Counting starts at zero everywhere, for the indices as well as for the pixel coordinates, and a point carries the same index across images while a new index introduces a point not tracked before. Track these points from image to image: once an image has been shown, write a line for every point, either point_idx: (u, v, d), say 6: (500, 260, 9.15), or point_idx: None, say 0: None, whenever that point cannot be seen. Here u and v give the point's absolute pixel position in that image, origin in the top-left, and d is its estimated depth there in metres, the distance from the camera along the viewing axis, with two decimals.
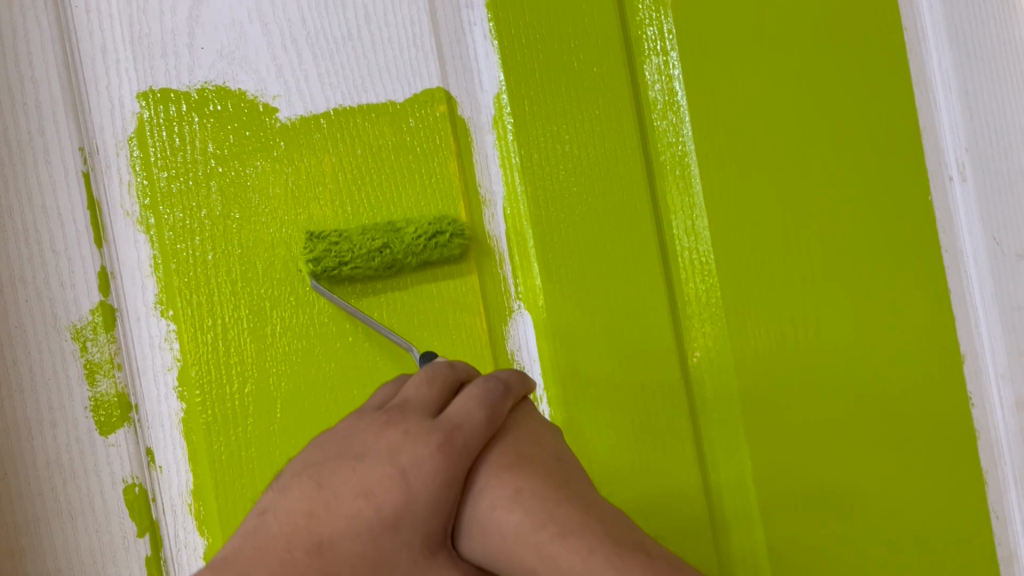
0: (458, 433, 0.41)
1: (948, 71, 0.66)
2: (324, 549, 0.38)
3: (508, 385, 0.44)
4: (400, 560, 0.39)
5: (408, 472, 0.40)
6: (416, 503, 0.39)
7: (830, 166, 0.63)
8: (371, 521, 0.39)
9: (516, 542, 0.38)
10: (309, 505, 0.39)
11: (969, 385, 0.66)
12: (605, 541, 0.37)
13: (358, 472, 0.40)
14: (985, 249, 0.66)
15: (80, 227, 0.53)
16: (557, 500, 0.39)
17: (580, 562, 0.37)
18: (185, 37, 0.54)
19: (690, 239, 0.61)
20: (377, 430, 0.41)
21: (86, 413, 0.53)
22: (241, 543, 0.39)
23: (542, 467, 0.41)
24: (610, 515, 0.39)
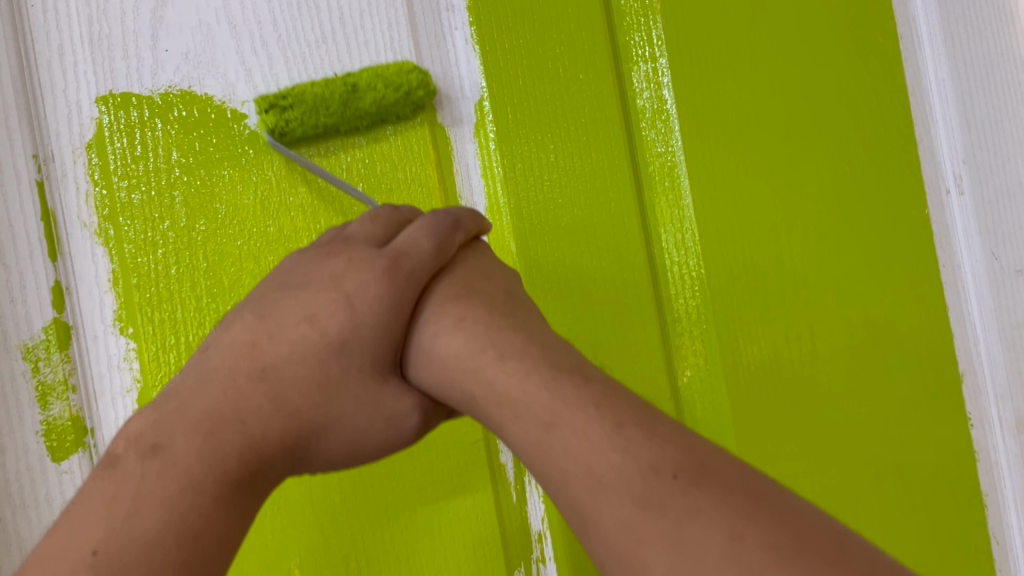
0: (403, 261, 0.45)
1: (945, 81, 0.63)
2: (268, 372, 0.42)
3: (458, 219, 0.47)
4: (351, 385, 0.43)
5: (353, 297, 0.44)
6: (361, 328, 0.43)
7: (824, 177, 0.60)
8: (315, 345, 0.43)
9: (458, 366, 0.42)
10: (252, 335, 0.43)
11: (967, 404, 0.63)
12: (540, 363, 0.40)
13: (301, 299, 0.44)
14: (983, 264, 0.64)
15: (34, 239, 0.50)
16: (498, 330, 0.42)
17: (516, 382, 0.40)
18: (148, 38, 0.51)
19: (680, 253, 0.58)
20: (323, 262, 0.45)
21: (37, 438, 0.50)
22: (188, 375, 0.43)
23: (485, 299, 0.45)
24: (553, 348, 0.42)
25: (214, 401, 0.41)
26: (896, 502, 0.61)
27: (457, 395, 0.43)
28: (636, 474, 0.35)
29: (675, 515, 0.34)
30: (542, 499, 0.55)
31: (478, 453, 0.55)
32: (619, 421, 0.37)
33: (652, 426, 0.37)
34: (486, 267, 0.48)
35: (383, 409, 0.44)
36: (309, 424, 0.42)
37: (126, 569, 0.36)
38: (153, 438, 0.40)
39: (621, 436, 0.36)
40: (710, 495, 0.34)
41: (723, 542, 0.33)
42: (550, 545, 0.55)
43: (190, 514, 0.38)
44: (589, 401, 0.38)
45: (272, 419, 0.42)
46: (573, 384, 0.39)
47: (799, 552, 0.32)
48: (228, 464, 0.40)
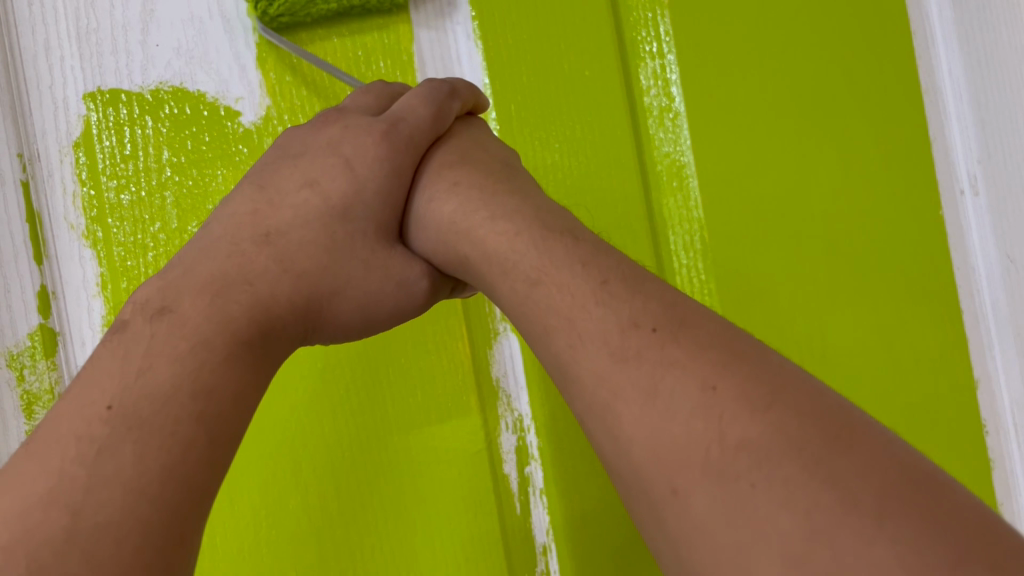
0: (402, 124, 0.45)
1: (959, 79, 0.62)
2: (272, 236, 0.41)
3: (452, 88, 0.47)
4: (357, 249, 0.43)
5: (353, 161, 0.44)
6: (365, 192, 0.44)
7: (837, 175, 0.59)
8: (319, 207, 0.43)
9: (451, 229, 0.42)
10: (253, 204, 0.43)
11: (981, 411, 0.62)
12: (533, 223, 0.39)
13: (300, 167, 0.44)
14: (998, 264, 0.61)
15: (19, 241, 0.48)
16: (491, 194, 0.42)
17: (506, 242, 0.39)
18: (138, 32, 0.49)
19: (689, 255, 0.57)
20: (320, 131, 0.45)
21: (22, 451, 0.48)
22: (190, 247, 0.42)
23: (482, 166, 0.44)
24: (547, 210, 0.40)
25: (219, 265, 0.39)
26: None
27: (453, 259, 0.42)
28: (616, 325, 0.33)
29: (651, 366, 0.32)
30: (547, 508, 0.54)
31: (481, 461, 0.53)
32: (604, 277, 0.35)
33: (639, 283, 0.35)
34: (485, 138, 0.48)
35: (393, 275, 0.44)
36: (318, 289, 0.41)
37: (144, 424, 0.33)
38: (160, 301, 0.37)
39: (606, 291, 0.34)
40: (688, 347, 0.32)
41: (696, 393, 0.30)
42: (555, 557, 0.53)
43: (204, 372, 0.35)
44: (577, 258, 0.36)
45: (280, 279, 0.40)
46: (562, 244, 0.37)
47: (772, 406, 0.29)
48: (239, 323, 0.38)
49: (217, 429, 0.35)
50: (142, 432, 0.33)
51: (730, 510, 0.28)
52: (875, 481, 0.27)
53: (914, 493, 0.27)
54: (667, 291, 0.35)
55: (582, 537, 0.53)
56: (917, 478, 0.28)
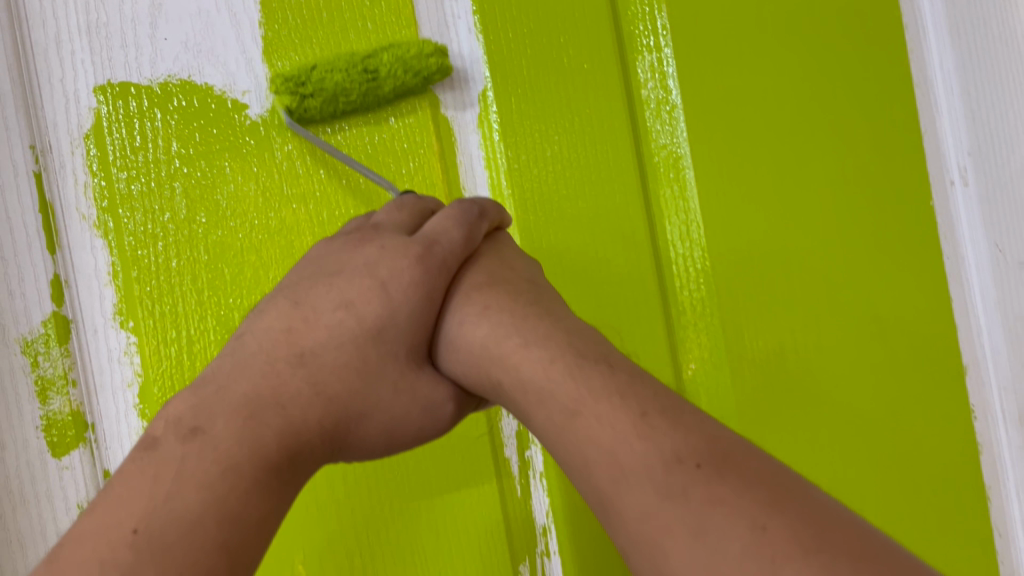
0: (435, 247, 0.45)
1: (950, 73, 0.63)
2: (307, 357, 0.42)
3: (482, 210, 0.48)
4: (388, 372, 0.43)
5: (388, 283, 0.44)
6: (398, 314, 0.44)
7: (830, 167, 0.60)
8: (354, 330, 0.43)
9: (483, 353, 0.43)
10: (288, 321, 0.43)
11: (970, 396, 0.63)
12: (566, 349, 0.40)
13: (336, 286, 0.44)
14: (988, 256, 0.63)
15: (32, 231, 0.49)
16: (523, 317, 0.43)
17: (541, 369, 0.40)
18: (147, 26, 0.51)
19: (685, 245, 0.58)
20: (355, 249, 0.46)
21: (37, 434, 0.49)
22: (222, 362, 0.42)
23: (511, 289, 0.45)
24: (578, 334, 0.42)
25: (254, 386, 0.40)
26: (899, 498, 0.61)
27: (484, 382, 0.43)
28: (659, 461, 0.34)
29: (697, 505, 0.32)
30: (547, 491, 0.55)
31: (482, 446, 0.54)
32: (644, 409, 0.36)
33: (678, 415, 0.36)
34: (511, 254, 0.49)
35: (420, 397, 0.45)
36: (347, 411, 0.42)
37: (167, 551, 0.33)
38: (193, 420, 0.38)
39: (645, 424, 0.35)
40: (734, 486, 0.33)
41: (746, 534, 0.31)
42: (554, 538, 0.55)
43: (232, 498, 0.36)
44: (615, 389, 0.37)
45: (312, 403, 0.41)
46: (599, 372, 0.38)
47: (820, 550, 0.30)
48: (268, 449, 0.38)
49: (239, 554, 0.35)
50: (167, 560, 0.33)
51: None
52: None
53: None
54: (706, 422, 0.36)
55: (581, 522, 0.55)
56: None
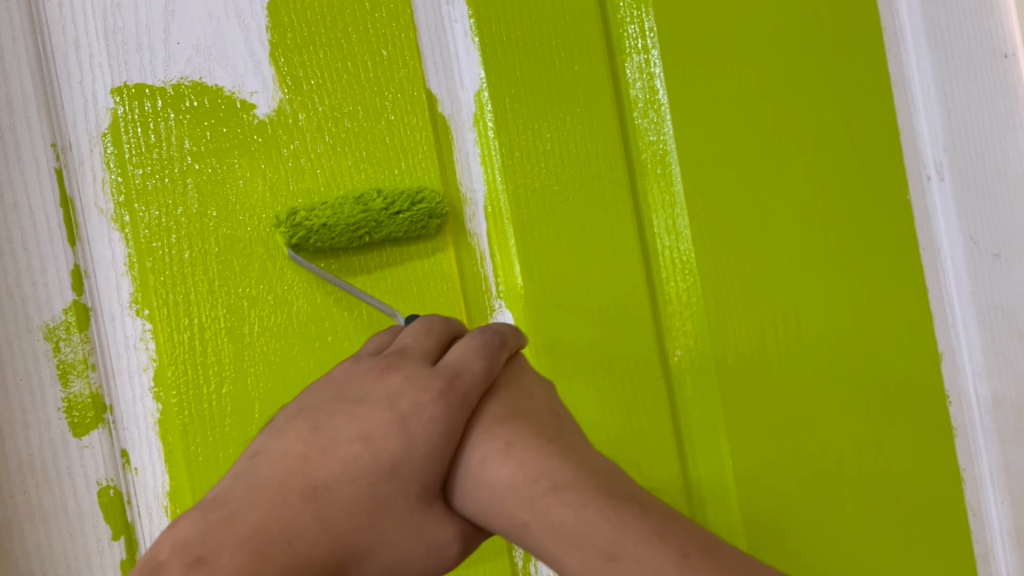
0: (460, 381, 0.43)
1: (926, 72, 0.66)
2: (320, 492, 0.38)
3: (503, 338, 0.46)
4: (398, 508, 0.40)
5: (409, 417, 0.41)
6: (416, 451, 0.40)
7: (810, 165, 0.63)
8: (369, 466, 0.39)
9: (511, 497, 0.40)
10: (303, 449, 0.40)
11: (945, 382, 0.66)
12: (598, 495, 0.39)
13: (356, 416, 0.41)
14: (962, 247, 0.66)
15: (53, 225, 0.52)
16: (547, 454, 0.41)
17: (573, 514, 0.38)
18: (160, 31, 0.53)
19: (672, 238, 0.61)
20: (378, 377, 0.42)
21: (59, 415, 0.53)
22: (234, 484, 0.39)
23: (535, 422, 0.43)
24: (601, 470, 0.41)
25: (262, 518, 0.37)
26: (878, 481, 0.64)
27: (506, 524, 0.41)
28: None
29: None
30: None
31: None
32: (684, 551, 0.37)
33: (714, 553, 0.37)
34: (525, 380, 0.47)
35: (426, 535, 0.41)
36: (353, 552, 0.39)
37: None
38: (199, 548, 0.35)
39: (689, 566, 0.36)
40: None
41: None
42: None
43: None
44: (651, 529, 0.37)
45: (319, 540, 0.38)
46: (633, 513, 0.38)
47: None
48: None
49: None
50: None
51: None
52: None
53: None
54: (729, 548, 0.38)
55: None
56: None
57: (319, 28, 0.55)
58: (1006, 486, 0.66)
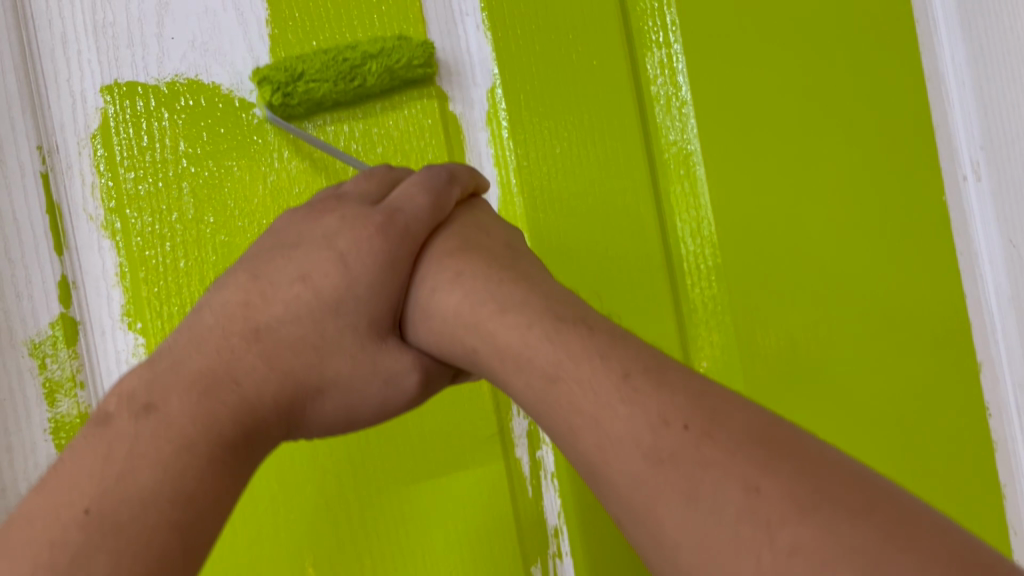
0: (399, 214, 0.43)
1: (961, 66, 0.62)
2: (262, 333, 0.40)
3: (451, 173, 0.46)
4: (347, 343, 0.41)
5: (347, 254, 0.42)
6: (358, 286, 0.41)
7: (842, 164, 0.59)
8: (310, 303, 0.41)
9: (458, 322, 0.40)
10: (245, 295, 0.41)
11: (985, 394, 0.62)
12: (545, 315, 0.37)
13: (294, 260, 0.42)
14: (1002, 251, 0.62)
15: (39, 232, 0.49)
16: (499, 281, 0.40)
17: (519, 335, 0.37)
18: (153, 26, 0.50)
19: (696, 241, 0.57)
20: (314, 220, 0.43)
21: (45, 437, 0.49)
22: (176, 339, 0.40)
23: (486, 252, 0.43)
24: (556, 298, 0.39)
25: (207, 361, 0.38)
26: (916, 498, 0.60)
27: (458, 351, 0.40)
28: (644, 427, 0.32)
29: (688, 468, 0.31)
30: (558, 491, 0.54)
31: (494, 446, 0.54)
32: (626, 370, 0.34)
33: (661, 372, 0.34)
34: (489, 218, 0.47)
35: (381, 368, 0.42)
36: (302, 387, 0.40)
37: (121, 533, 0.32)
38: (145, 398, 0.36)
39: (629, 387, 0.33)
40: (724, 445, 0.31)
41: (739, 495, 0.29)
42: (566, 539, 0.54)
43: (188, 474, 0.35)
44: (595, 350, 0.35)
45: (267, 379, 0.39)
46: (578, 334, 0.36)
47: (820, 506, 0.29)
48: (225, 427, 0.37)
49: (194, 534, 0.34)
50: (117, 541, 0.32)
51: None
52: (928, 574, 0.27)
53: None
54: (688, 373, 0.34)
55: (592, 518, 0.54)
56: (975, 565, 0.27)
57: (324, 20, 0.51)
58: None
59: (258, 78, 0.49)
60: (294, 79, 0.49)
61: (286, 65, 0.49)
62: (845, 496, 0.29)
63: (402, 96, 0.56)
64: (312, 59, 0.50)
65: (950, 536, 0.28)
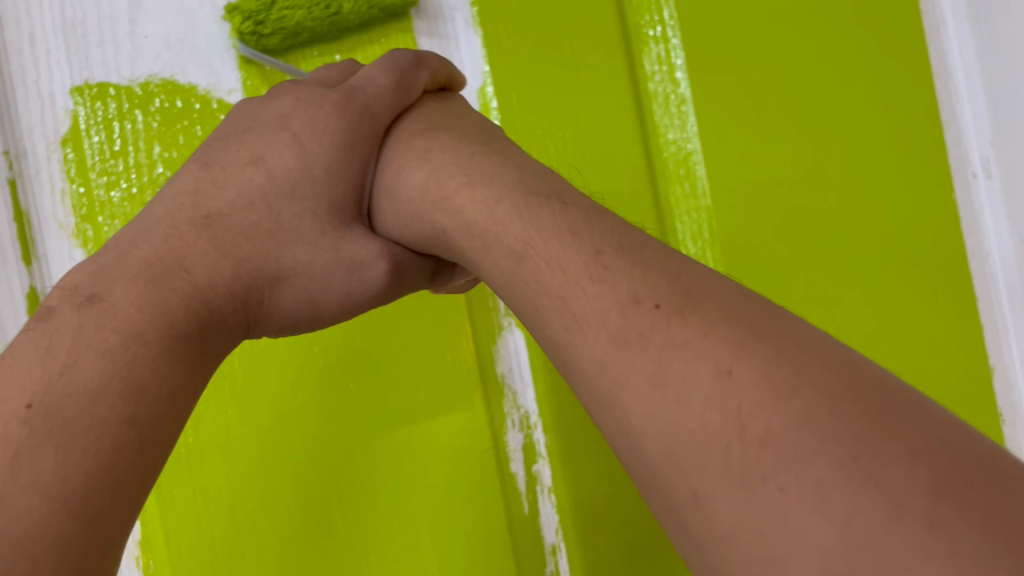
0: (358, 93, 0.42)
1: (970, 58, 0.60)
2: (213, 219, 0.38)
3: (419, 58, 0.45)
4: (306, 231, 0.40)
5: (301, 134, 0.41)
6: (314, 167, 0.41)
7: (848, 162, 0.57)
8: (263, 187, 0.40)
9: (425, 200, 0.39)
10: (197, 185, 0.40)
11: (997, 399, 0.60)
12: (513, 186, 0.35)
13: (245, 145, 0.41)
14: (1015, 253, 0.60)
15: (6, 242, 0.46)
16: (468, 157, 0.39)
17: (485, 209, 0.35)
18: (126, 23, 0.48)
19: (697, 244, 0.55)
20: (268, 104, 0.43)
21: None
22: (123, 234, 0.38)
23: (455, 130, 0.42)
24: (530, 171, 0.37)
25: (155, 252, 0.36)
26: None
27: (428, 232, 0.39)
28: (614, 306, 0.28)
29: (657, 350, 0.27)
30: (556, 507, 0.52)
31: (487, 460, 0.51)
32: (598, 247, 0.30)
33: (637, 253, 0.30)
34: (457, 102, 0.46)
35: (344, 256, 0.40)
36: (259, 275, 0.38)
37: (66, 427, 0.30)
38: (90, 288, 0.34)
39: (599, 264, 0.30)
40: (696, 326, 0.27)
41: (707, 379, 0.25)
42: (565, 558, 0.52)
43: (138, 365, 0.32)
44: (566, 226, 0.32)
45: (219, 265, 0.37)
46: (548, 211, 0.33)
47: (800, 389, 0.24)
48: (177, 315, 0.34)
49: (151, 432, 0.32)
50: (64, 435, 0.30)
51: (755, 517, 0.23)
52: (924, 467, 0.22)
53: (983, 490, 0.21)
54: (676, 258, 0.30)
55: (593, 533, 0.52)
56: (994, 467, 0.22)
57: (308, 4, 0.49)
58: None
59: (230, 10, 0.48)
60: (266, 7, 0.47)
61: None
62: (832, 378, 0.24)
63: (380, 30, 0.53)
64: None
65: (966, 435, 0.23)
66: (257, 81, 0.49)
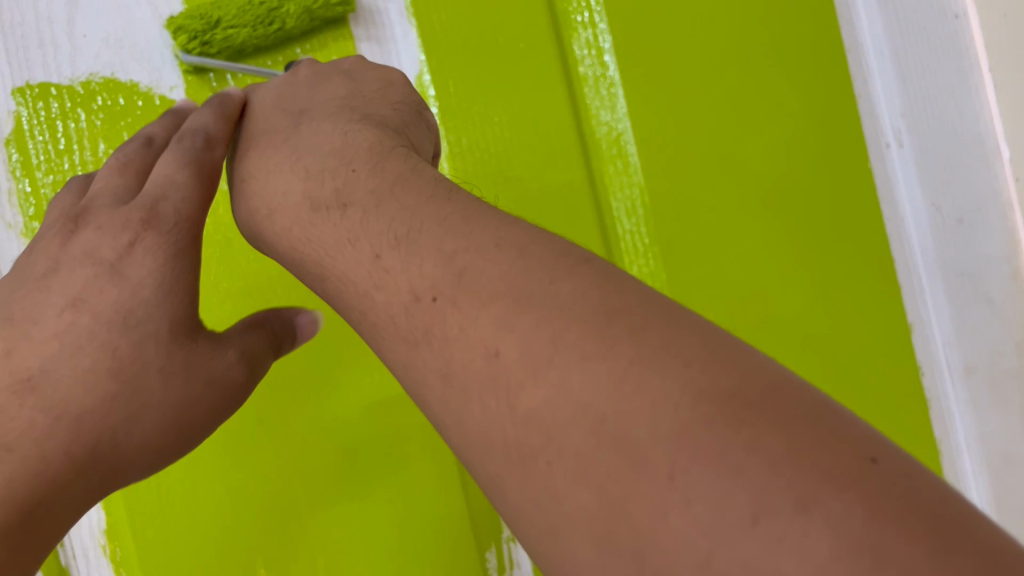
0: (162, 203, 0.39)
1: (879, 35, 0.64)
2: (38, 380, 0.37)
3: (208, 136, 0.41)
4: (151, 362, 0.38)
5: (117, 265, 0.39)
6: (139, 300, 0.38)
7: (768, 139, 0.60)
8: (87, 332, 0.38)
9: (248, 227, 0.38)
10: (5, 343, 0.37)
11: (918, 354, 0.64)
12: (301, 207, 0.34)
13: (56, 286, 0.39)
14: (927, 217, 0.64)
15: None
16: (260, 165, 0.37)
17: (287, 236, 0.35)
18: (64, 23, 0.49)
19: (631, 220, 0.58)
20: (67, 238, 0.40)
21: None
22: None
23: (268, 132, 0.39)
24: (316, 165, 0.35)
25: None
26: None
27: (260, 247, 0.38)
28: (402, 307, 0.28)
29: (439, 346, 0.27)
30: None
31: (442, 435, 0.53)
32: (375, 250, 0.30)
33: (414, 241, 0.29)
34: (287, 76, 0.43)
35: (197, 372, 0.40)
36: (110, 421, 0.38)
37: None
38: None
39: (380, 270, 0.30)
40: (469, 310, 0.26)
41: (481, 365, 0.25)
42: None
43: None
44: (346, 234, 0.32)
45: (55, 429, 0.37)
46: (332, 221, 0.33)
47: (555, 358, 0.24)
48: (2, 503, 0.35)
49: None
50: None
51: (538, 495, 0.23)
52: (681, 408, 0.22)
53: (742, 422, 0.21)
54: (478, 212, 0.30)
55: None
56: (755, 383, 0.22)
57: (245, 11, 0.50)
58: (983, 456, 0.65)
59: (172, 27, 0.48)
60: (210, 26, 0.48)
61: (201, 12, 0.48)
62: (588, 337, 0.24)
63: (318, 37, 0.55)
64: (228, 4, 0.48)
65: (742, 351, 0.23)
66: (198, 86, 0.50)
